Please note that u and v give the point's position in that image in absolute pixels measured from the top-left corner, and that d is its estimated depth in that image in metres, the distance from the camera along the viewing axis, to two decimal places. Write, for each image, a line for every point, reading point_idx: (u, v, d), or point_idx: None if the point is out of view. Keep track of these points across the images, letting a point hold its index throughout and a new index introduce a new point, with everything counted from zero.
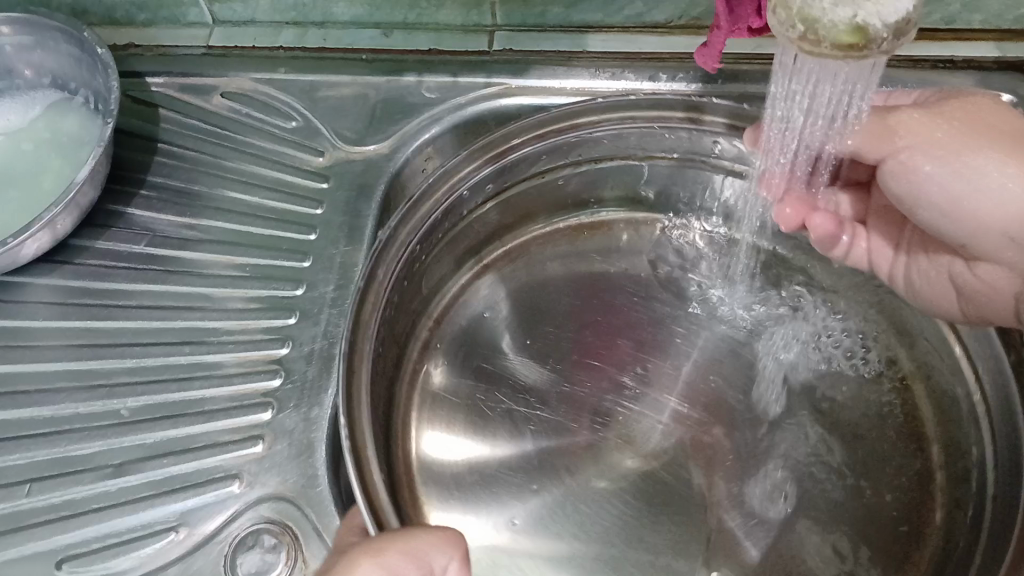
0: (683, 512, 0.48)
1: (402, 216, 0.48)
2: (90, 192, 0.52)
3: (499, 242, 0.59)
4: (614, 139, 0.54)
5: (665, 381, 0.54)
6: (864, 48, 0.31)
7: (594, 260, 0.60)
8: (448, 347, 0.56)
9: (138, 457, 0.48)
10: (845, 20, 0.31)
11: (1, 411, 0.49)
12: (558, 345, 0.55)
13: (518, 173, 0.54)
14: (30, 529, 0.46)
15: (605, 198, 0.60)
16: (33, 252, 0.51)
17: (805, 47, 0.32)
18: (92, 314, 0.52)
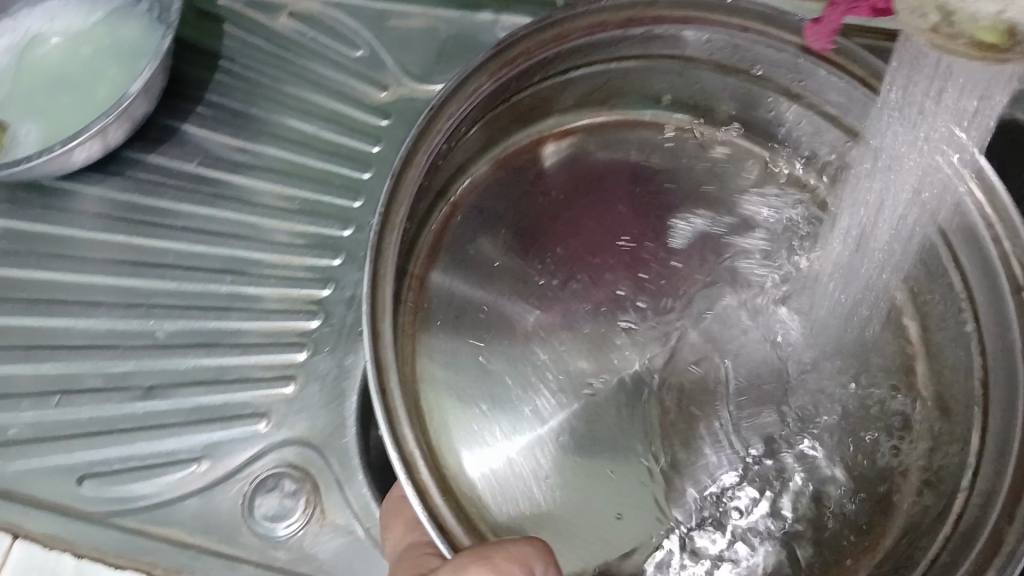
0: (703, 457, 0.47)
1: (393, 185, 0.40)
2: (144, 106, 0.51)
3: (462, 175, 0.52)
4: (610, 47, 0.48)
5: (677, 292, 0.52)
6: (1005, 50, 0.28)
7: (584, 163, 0.56)
8: (448, 273, 0.50)
9: (169, 382, 0.47)
10: (989, 16, 0.27)
11: (39, 318, 0.49)
12: (565, 252, 0.52)
13: (496, 99, 0.47)
14: (57, 441, 0.46)
15: (567, 108, 0.54)
16: (82, 160, 0.50)
17: (937, 40, 0.29)
18: (138, 231, 0.51)
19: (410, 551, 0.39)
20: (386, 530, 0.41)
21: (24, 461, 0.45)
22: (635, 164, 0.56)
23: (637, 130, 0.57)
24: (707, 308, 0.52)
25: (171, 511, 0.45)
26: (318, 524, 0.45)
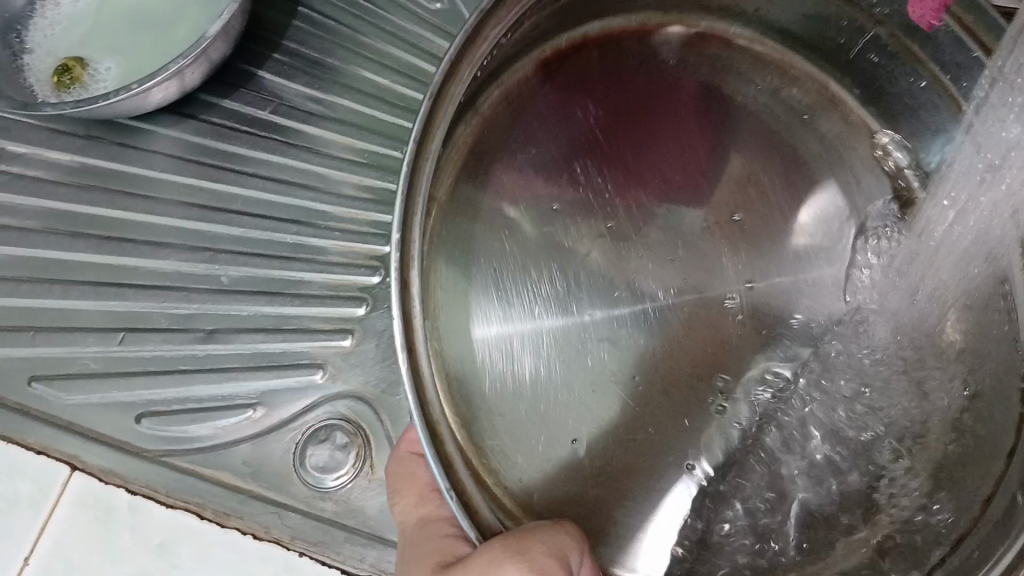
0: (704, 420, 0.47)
1: (438, 83, 0.37)
2: (221, 47, 0.50)
3: (498, 83, 0.49)
4: None
5: (694, 242, 0.51)
6: None
7: (629, 83, 0.54)
8: (478, 175, 0.48)
9: (231, 328, 0.48)
10: None
11: (108, 256, 0.49)
12: (593, 182, 0.51)
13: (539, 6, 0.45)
14: (120, 377, 0.47)
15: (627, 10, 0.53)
16: (159, 99, 0.50)
17: None
18: (208, 175, 0.51)
19: (424, 527, 0.38)
20: (395, 494, 0.41)
21: (85, 394, 0.46)
22: (678, 92, 0.54)
23: (706, 66, 0.56)
24: (728, 263, 0.51)
25: (223, 455, 0.45)
26: (367, 479, 0.46)
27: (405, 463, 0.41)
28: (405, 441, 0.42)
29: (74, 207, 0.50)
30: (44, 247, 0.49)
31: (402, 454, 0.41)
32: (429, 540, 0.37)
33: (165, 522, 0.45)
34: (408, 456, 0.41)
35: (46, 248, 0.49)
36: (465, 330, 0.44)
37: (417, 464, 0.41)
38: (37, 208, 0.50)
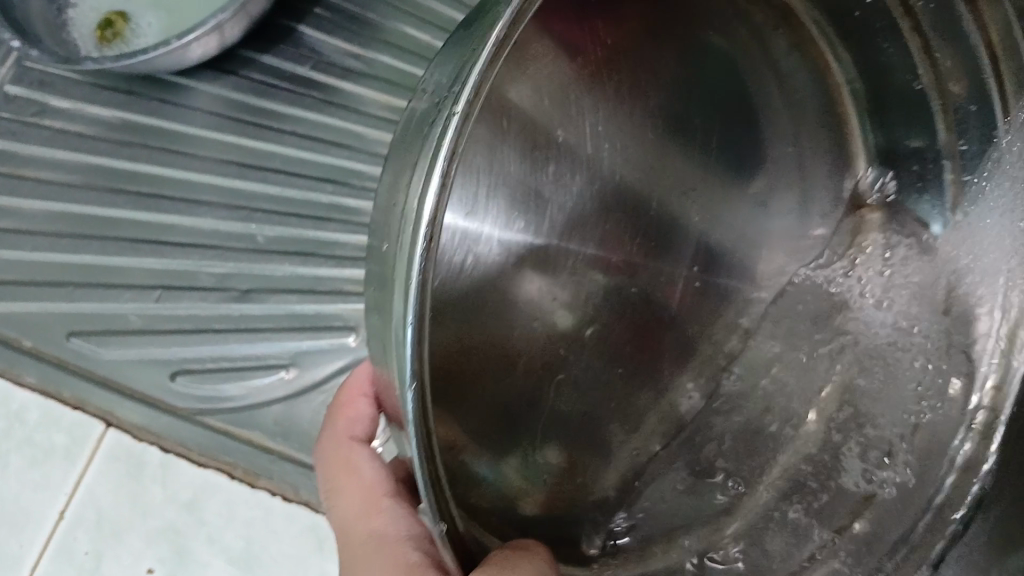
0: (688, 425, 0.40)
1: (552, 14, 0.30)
2: (260, 2, 0.49)
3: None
4: None
5: (693, 212, 0.41)
6: None
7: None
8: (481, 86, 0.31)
9: (265, 288, 0.47)
10: None
11: (146, 213, 0.49)
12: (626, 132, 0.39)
13: None
14: (157, 335, 0.47)
15: None
16: (198, 55, 0.50)
17: None
18: (247, 133, 0.51)
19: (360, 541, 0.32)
20: (332, 494, 0.35)
21: (120, 351, 0.47)
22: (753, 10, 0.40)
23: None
24: (719, 237, 0.41)
25: (253, 415, 0.46)
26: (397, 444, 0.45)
27: (347, 460, 0.35)
28: (344, 422, 0.37)
29: (114, 162, 0.50)
30: (84, 203, 0.49)
31: (343, 453, 0.36)
32: (374, 554, 0.31)
33: (196, 478, 0.47)
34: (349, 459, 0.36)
35: (84, 204, 0.49)
36: (394, 207, 0.25)
37: (362, 465, 0.35)
38: (78, 163, 0.50)
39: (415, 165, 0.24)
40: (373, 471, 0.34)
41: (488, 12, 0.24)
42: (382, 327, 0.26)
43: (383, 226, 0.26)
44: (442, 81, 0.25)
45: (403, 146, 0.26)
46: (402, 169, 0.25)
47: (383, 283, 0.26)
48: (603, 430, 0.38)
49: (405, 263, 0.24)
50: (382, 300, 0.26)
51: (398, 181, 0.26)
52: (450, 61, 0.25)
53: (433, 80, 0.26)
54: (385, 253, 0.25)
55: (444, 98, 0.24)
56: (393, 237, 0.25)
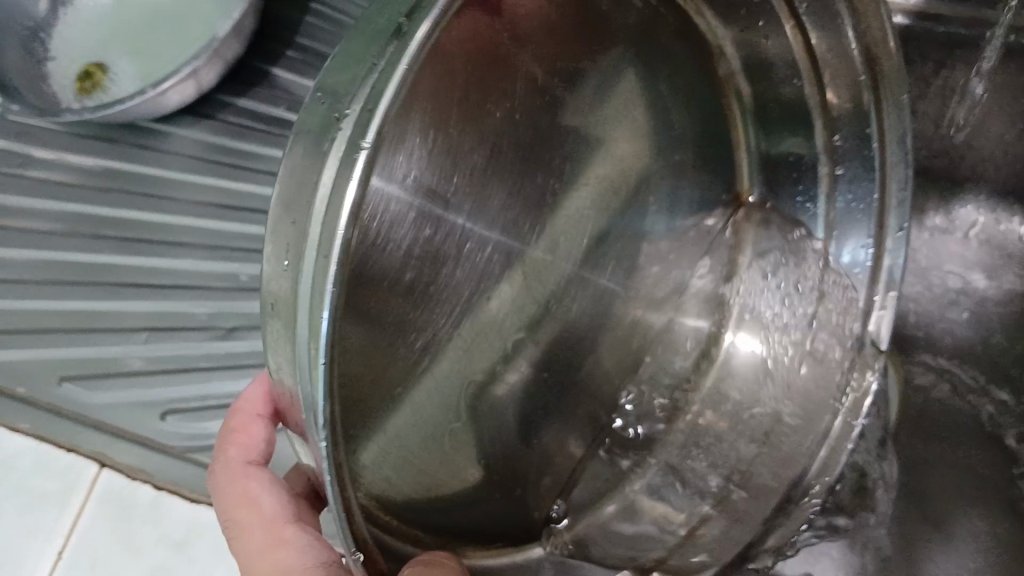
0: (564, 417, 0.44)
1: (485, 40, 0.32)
2: (233, 45, 0.51)
3: None
4: None
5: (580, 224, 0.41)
6: None
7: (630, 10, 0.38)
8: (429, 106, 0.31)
9: (249, 325, 0.48)
10: None
11: (130, 257, 0.50)
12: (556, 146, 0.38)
13: None
14: (146, 376, 0.48)
15: None
16: (177, 101, 0.51)
17: None
18: (225, 174, 0.52)
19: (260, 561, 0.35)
20: (229, 517, 0.37)
21: (108, 395, 0.48)
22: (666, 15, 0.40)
23: None
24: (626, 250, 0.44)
25: None
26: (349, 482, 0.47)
27: (245, 484, 0.38)
28: (237, 446, 0.38)
29: (95, 209, 0.51)
30: (66, 249, 0.51)
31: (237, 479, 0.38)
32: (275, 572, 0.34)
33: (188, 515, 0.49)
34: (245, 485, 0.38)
35: (70, 252, 0.51)
36: (289, 219, 0.26)
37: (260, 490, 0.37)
38: (61, 212, 0.51)
39: (314, 174, 0.25)
40: (273, 499, 0.37)
41: (393, 21, 0.25)
42: (287, 345, 0.26)
43: (279, 235, 0.26)
44: (343, 90, 0.25)
45: (297, 153, 0.26)
46: (296, 179, 0.26)
47: (286, 289, 0.26)
48: (484, 426, 0.39)
49: (313, 281, 0.24)
50: (285, 318, 0.26)
51: (294, 194, 0.26)
52: (341, 78, 0.26)
53: (329, 92, 0.26)
54: (285, 269, 0.26)
55: (345, 110, 0.25)
56: (296, 250, 0.25)
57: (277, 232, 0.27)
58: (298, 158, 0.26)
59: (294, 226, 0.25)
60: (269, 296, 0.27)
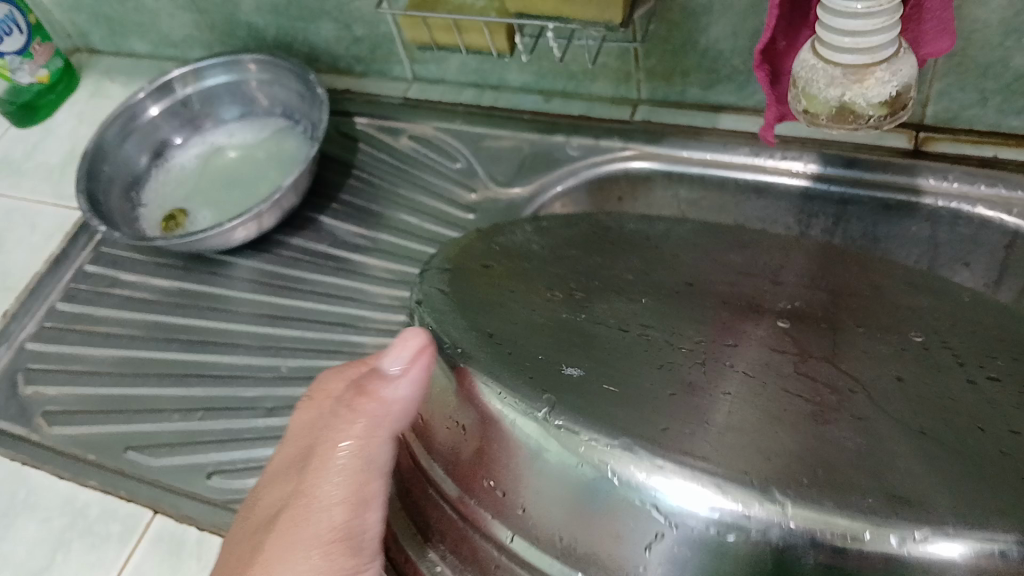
0: (584, 248, 0.46)
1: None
2: (291, 198, 0.66)
3: None
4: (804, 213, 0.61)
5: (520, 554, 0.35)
6: (856, 118, 0.40)
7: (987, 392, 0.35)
8: None
9: (286, 405, 0.58)
10: (836, 99, 0.39)
11: (177, 351, 0.64)
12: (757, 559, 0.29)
13: None
14: (201, 443, 0.58)
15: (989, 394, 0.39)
16: (241, 237, 0.66)
17: (809, 118, 0.42)
18: (275, 291, 0.66)
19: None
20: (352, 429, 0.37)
21: (167, 459, 0.57)
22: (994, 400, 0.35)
23: None
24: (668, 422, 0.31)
25: None
26: None
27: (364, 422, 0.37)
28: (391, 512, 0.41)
29: (165, 318, 0.66)
30: (138, 348, 0.64)
31: (319, 443, 0.37)
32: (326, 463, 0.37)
33: None
34: (285, 506, 0.37)
35: (144, 348, 0.64)
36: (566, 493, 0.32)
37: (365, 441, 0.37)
38: (140, 320, 0.66)
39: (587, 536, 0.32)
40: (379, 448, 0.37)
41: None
42: (484, 473, 0.35)
43: (588, 440, 0.31)
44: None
45: (663, 526, 0.30)
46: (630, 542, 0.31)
47: (521, 509, 0.34)
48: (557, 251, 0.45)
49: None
50: (514, 473, 0.34)
51: (619, 523, 0.31)
52: (586, 490, 0.31)
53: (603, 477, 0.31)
54: (544, 483, 0.33)
55: (592, 525, 0.32)
56: (541, 519, 0.33)
57: (594, 440, 0.31)
58: (680, 512, 0.29)
59: (572, 529, 0.33)
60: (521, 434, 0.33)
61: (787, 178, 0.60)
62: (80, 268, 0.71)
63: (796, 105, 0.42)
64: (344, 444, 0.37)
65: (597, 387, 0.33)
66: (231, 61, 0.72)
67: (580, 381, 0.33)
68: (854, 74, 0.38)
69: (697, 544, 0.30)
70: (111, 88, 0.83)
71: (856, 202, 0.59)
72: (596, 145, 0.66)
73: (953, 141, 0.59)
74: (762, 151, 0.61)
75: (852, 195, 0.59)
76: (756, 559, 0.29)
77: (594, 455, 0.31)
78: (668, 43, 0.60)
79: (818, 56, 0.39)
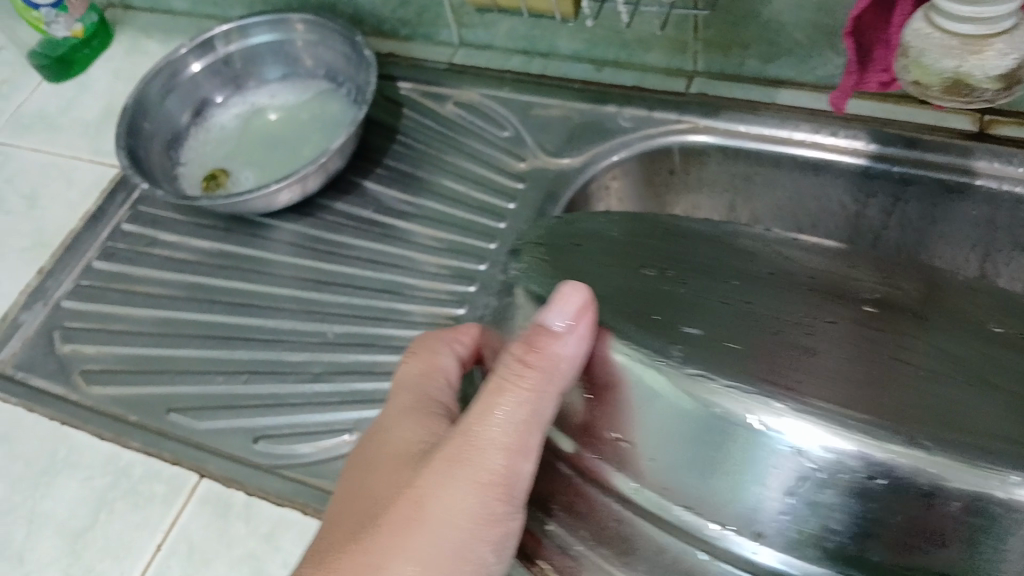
0: (661, 226, 0.47)
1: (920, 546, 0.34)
2: (335, 163, 0.65)
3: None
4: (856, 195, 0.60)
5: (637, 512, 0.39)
6: (969, 92, 0.39)
7: None
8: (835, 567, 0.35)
9: (336, 370, 0.58)
10: (951, 69, 0.38)
11: (220, 313, 0.63)
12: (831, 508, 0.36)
13: None
14: (247, 406, 0.57)
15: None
16: (284, 200, 0.65)
17: (919, 91, 0.40)
18: (318, 256, 0.65)
19: (470, 550, 0.36)
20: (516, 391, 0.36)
21: (212, 422, 0.57)
22: None
23: None
24: None
25: (319, 468, 0.53)
26: None
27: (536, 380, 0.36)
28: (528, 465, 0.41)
29: (207, 279, 0.65)
30: (180, 309, 0.64)
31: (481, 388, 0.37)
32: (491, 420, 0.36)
33: (274, 515, 0.52)
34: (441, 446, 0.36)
35: (186, 310, 0.63)
36: (686, 438, 0.37)
37: (532, 399, 0.36)
38: (182, 281, 0.65)
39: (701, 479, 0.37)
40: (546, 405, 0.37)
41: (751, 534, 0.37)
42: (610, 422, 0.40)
43: (710, 387, 0.36)
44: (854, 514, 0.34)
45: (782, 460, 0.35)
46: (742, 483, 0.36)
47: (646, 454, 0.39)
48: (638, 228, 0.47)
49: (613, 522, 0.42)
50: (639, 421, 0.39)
51: (737, 467, 0.36)
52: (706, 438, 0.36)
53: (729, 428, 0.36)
54: (665, 430, 0.38)
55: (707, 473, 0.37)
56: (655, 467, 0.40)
57: (719, 388, 0.36)
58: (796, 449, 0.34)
59: (694, 476, 0.38)
60: (643, 388, 0.38)
61: (845, 156, 0.59)
62: (117, 227, 0.69)
63: (904, 75, 0.40)
64: (515, 405, 0.36)
65: (716, 345, 0.38)
66: (276, 19, 0.70)
67: (695, 353, 0.37)
68: (970, 44, 0.37)
69: (806, 485, 0.35)
70: (148, 44, 0.81)
71: (917, 182, 0.58)
72: (649, 117, 0.65)
73: (1018, 125, 0.58)
74: (820, 129, 0.60)
75: (910, 175, 0.58)
76: (849, 499, 0.34)
77: (725, 400, 0.36)
78: (729, 14, 0.59)
79: (933, 25, 0.38)
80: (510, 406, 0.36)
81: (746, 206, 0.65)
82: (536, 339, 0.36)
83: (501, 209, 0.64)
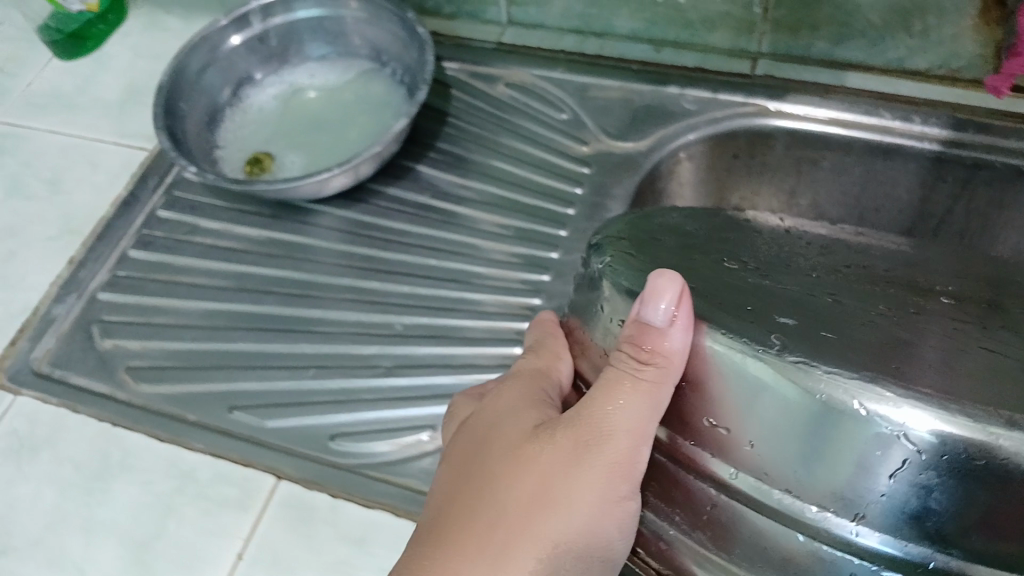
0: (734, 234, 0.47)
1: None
2: (390, 147, 0.62)
3: None
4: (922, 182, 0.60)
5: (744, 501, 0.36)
6: None
7: None
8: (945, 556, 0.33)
9: (408, 364, 0.56)
10: None
11: (274, 305, 0.60)
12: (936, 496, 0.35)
13: None
14: (317, 403, 0.55)
15: None
16: (335, 186, 0.62)
17: None
18: (374, 244, 0.62)
19: (597, 531, 0.37)
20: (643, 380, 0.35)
21: (281, 420, 0.54)
22: None
23: None
24: None
25: (405, 466, 0.51)
26: None
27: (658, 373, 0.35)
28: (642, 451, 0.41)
29: (257, 269, 0.62)
30: (231, 301, 0.60)
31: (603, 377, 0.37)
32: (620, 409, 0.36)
33: (363, 519, 0.49)
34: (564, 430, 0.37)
35: (236, 302, 0.60)
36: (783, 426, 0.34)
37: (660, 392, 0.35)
38: (229, 271, 0.62)
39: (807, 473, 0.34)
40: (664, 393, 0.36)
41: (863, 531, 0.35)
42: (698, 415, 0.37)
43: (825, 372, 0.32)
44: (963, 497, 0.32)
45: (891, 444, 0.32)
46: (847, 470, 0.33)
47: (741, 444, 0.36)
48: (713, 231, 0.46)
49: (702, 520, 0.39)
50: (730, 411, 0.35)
51: (839, 455, 0.33)
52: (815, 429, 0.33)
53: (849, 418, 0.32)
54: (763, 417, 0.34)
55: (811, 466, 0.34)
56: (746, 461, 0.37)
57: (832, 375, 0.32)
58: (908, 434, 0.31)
59: (790, 465, 0.35)
60: (746, 372, 0.34)
61: (918, 142, 0.59)
62: (151, 214, 0.66)
63: None
64: (640, 398, 0.36)
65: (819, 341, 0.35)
66: None
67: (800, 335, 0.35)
68: None
69: (908, 468, 0.32)
70: (167, 20, 0.77)
71: (989, 167, 0.57)
72: (713, 99, 0.63)
73: None
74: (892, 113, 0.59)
75: (982, 159, 0.57)
76: (949, 477, 0.32)
77: (827, 385, 0.32)
78: None
79: None
80: (636, 397, 0.36)
81: (808, 191, 0.64)
82: (644, 334, 0.35)
83: (566, 194, 0.62)
